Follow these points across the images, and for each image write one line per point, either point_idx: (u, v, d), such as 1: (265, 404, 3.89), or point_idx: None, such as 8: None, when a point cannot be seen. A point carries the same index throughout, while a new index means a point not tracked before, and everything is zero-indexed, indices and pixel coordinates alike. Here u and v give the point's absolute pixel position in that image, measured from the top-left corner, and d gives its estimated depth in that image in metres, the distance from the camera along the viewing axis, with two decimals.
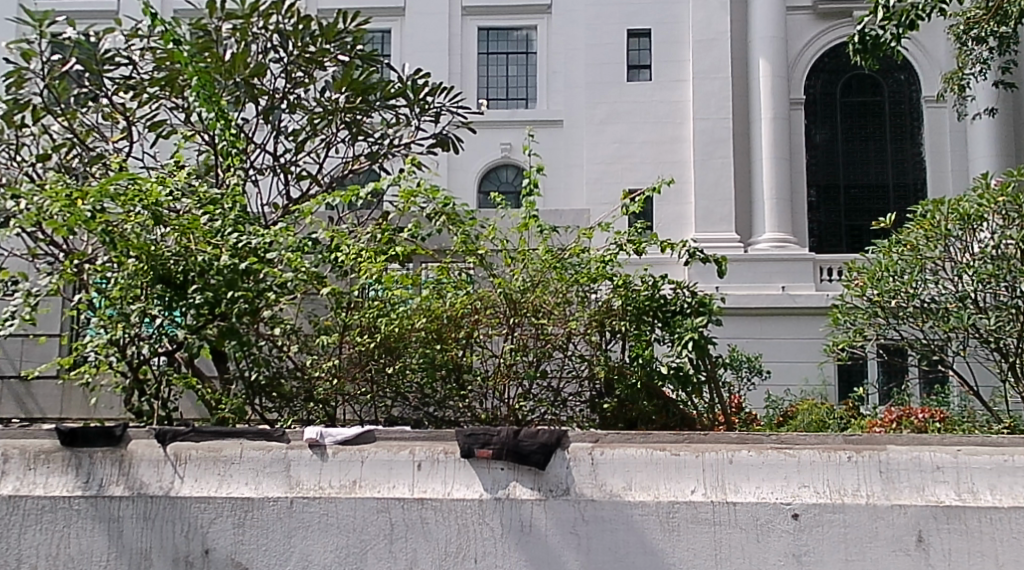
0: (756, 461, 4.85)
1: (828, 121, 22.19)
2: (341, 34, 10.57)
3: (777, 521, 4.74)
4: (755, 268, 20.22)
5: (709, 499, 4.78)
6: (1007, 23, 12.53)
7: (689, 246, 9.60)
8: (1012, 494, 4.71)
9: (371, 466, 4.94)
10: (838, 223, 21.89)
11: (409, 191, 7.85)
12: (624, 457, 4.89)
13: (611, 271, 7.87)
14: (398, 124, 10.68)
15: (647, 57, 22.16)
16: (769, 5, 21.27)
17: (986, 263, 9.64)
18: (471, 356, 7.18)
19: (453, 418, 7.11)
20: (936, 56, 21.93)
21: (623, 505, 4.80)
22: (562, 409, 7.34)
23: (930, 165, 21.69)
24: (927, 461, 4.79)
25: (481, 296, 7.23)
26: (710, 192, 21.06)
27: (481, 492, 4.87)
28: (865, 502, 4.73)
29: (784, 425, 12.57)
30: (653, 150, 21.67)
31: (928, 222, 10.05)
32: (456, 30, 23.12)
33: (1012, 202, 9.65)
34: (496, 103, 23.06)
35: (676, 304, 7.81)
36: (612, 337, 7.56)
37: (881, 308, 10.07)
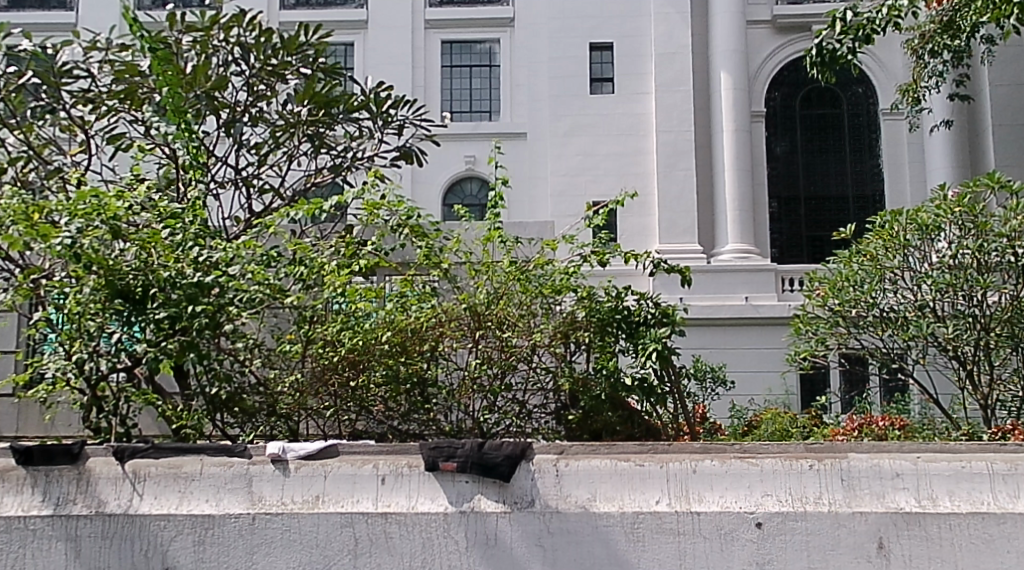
0: (719, 470, 4.97)
1: (788, 133, 22.42)
2: (303, 46, 10.51)
3: (740, 530, 4.86)
4: (718, 279, 20.39)
5: (673, 509, 4.90)
6: (961, 36, 12.70)
7: (653, 256, 9.57)
8: (969, 500, 4.84)
9: (334, 481, 5.04)
10: (800, 234, 22.10)
11: (372, 202, 7.86)
12: (589, 469, 5.00)
13: (576, 283, 7.85)
14: (361, 137, 10.64)
15: (610, 70, 22.23)
16: (728, 20, 21.53)
17: (943, 272, 9.94)
18: (434, 368, 7.17)
19: (418, 431, 7.16)
20: (893, 69, 22.19)
21: (589, 517, 4.91)
22: (528, 421, 7.38)
23: (889, 176, 21.94)
24: (887, 469, 4.92)
25: (445, 309, 7.21)
26: (673, 204, 21.20)
27: (446, 505, 4.96)
28: (828, 510, 4.85)
29: (748, 434, 12.67)
30: (617, 162, 21.74)
31: (887, 233, 10.24)
32: (419, 43, 23.00)
33: (968, 213, 9.94)
34: (460, 116, 22.90)
35: (640, 315, 7.86)
36: (576, 349, 7.60)
37: (842, 317, 10.24)
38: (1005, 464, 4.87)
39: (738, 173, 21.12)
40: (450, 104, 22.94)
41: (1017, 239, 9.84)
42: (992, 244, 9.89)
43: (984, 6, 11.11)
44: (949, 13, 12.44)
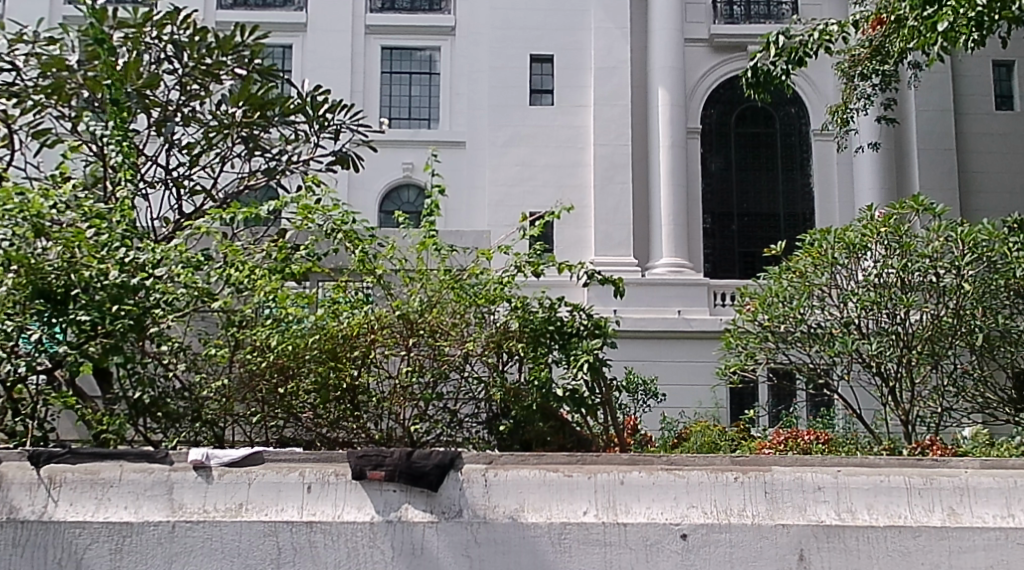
0: (647, 482, 4.78)
1: (722, 151, 22.72)
2: (240, 47, 10.42)
3: (666, 542, 4.66)
4: (651, 292, 20.58)
5: (600, 520, 4.68)
6: (890, 62, 13.08)
7: (587, 268, 9.63)
8: (887, 513, 4.69)
9: (258, 489, 4.72)
10: (732, 249, 22.35)
11: (307, 206, 7.83)
12: (517, 479, 4.77)
13: (510, 293, 7.91)
14: (296, 141, 10.54)
15: (549, 82, 22.27)
16: (666, 37, 21.93)
17: (868, 290, 10.32)
18: (367, 376, 7.12)
19: (346, 439, 7.15)
20: (824, 91, 22.63)
21: (517, 527, 4.66)
22: (458, 430, 7.40)
23: (819, 197, 22.33)
24: (809, 482, 4.77)
25: (377, 316, 7.23)
26: (610, 217, 21.35)
27: (372, 514, 4.67)
28: (751, 522, 4.68)
29: (678, 446, 12.85)
30: (554, 173, 21.76)
31: (815, 250, 10.59)
32: (359, 48, 22.70)
33: (894, 234, 10.43)
34: (399, 123, 22.66)
35: (573, 326, 7.95)
36: (509, 359, 7.61)
37: (771, 331, 10.50)
38: (921, 478, 4.75)
39: (673, 187, 21.40)
40: (389, 110, 22.70)
41: (938, 260, 10.34)
42: (915, 264, 10.37)
43: (911, 34, 11.46)
44: (880, 38, 12.77)
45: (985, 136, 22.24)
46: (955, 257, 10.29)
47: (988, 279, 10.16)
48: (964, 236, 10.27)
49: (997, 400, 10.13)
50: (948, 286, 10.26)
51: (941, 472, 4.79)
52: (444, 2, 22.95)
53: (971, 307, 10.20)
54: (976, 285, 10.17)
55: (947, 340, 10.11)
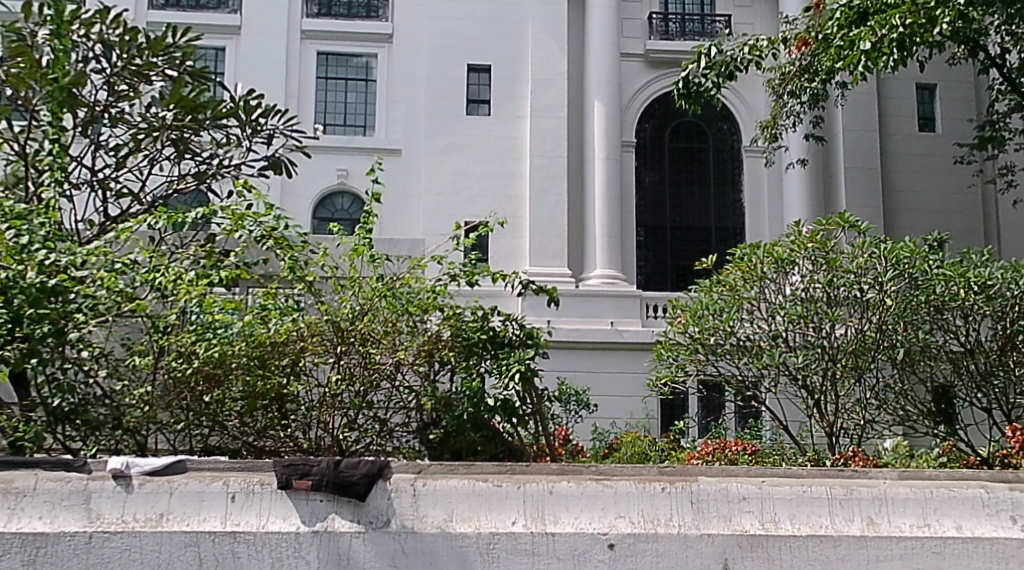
0: (575, 493, 4.63)
1: (657, 165, 22.97)
2: (171, 48, 10.17)
3: (593, 551, 4.52)
4: (585, 303, 20.71)
5: (529, 529, 4.52)
6: (817, 81, 13.35)
7: (522, 279, 9.64)
8: (810, 523, 4.61)
9: (180, 498, 4.45)
10: (664, 262, 22.56)
11: (238, 212, 7.75)
12: (445, 489, 4.58)
13: (443, 303, 7.92)
14: (228, 144, 10.27)
15: (486, 92, 22.31)
16: (602, 51, 22.09)
17: (795, 305, 10.60)
18: (295, 384, 7.07)
19: (274, 447, 7.10)
20: (755, 107, 22.99)
21: (445, 538, 4.48)
22: (389, 439, 7.40)
23: (749, 212, 22.62)
24: (734, 492, 4.67)
25: (307, 323, 7.18)
26: (545, 228, 21.43)
27: (298, 524, 4.44)
28: (677, 532, 4.56)
29: (608, 456, 13.01)
30: (489, 184, 21.83)
31: (745, 264, 10.79)
32: (294, 52, 22.30)
33: (820, 249, 10.67)
34: (334, 129, 22.31)
35: (506, 336, 8.00)
36: (441, 368, 7.68)
37: (700, 344, 10.70)
38: (842, 488, 4.69)
39: (608, 200, 21.55)
40: (324, 116, 22.30)
41: (862, 276, 10.60)
42: (841, 279, 10.58)
43: (837, 54, 11.73)
44: (808, 58, 13.03)
45: (909, 156, 22.77)
46: (878, 273, 10.54)
47: (908, 295, 10.42)
48: (888, 253, 10.46)
49: (917, 413, 10.41)
50: (871, 301, 10.55)
51: (861, 482, 4.73)
52: (383, 9, 22.76)
53: (893, 322, 10.46)
54: (898, 300, 10.44)
55: (869, 353, 10.34)
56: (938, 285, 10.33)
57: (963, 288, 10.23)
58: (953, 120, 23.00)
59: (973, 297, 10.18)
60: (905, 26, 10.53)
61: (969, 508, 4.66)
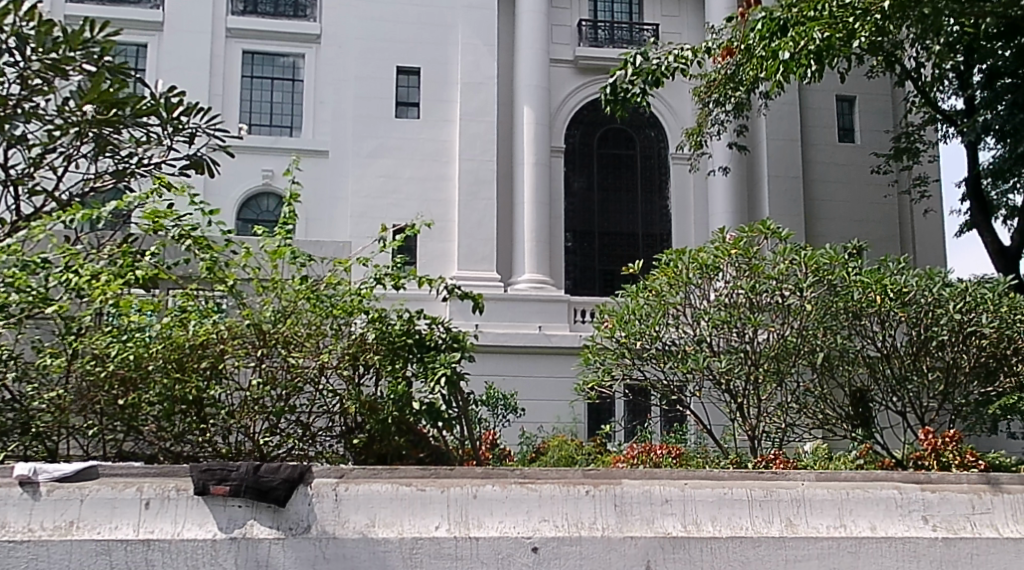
0: (499, 496, 4.72)
1: (585, 171, 23.04)
2: (88, 43, 9.76)
3: (517, 555, 4.60)
4: (513, 307, 20.77)
5: (452, 535, 4.59)
6: (742, 90, 13.59)
7: (448, 283, 9.57)
8: (730, 525, 4.78)
9: (91, 505, 4.46)
10: (592, 267, 22.63)
11: (156, 211, 7.74)
12: (368, 493, 4.63)
13: (369, 306, 7.86)
14: (148, 142, 9.79)
15: (415, 95, 22.22)
16: (531, 57, 22.14)
17: (720, 309, 10.74)
18: (215, 388, 6.98)
19: (190, 453, 6.96)
20: (681, 115, 23.31)
21: (366, 543, 4.53)
22: (310, 444, 7.31)
23: (675, 218, 22.88)
24: (657, 495, 4.81)
25: (228, 326, 7.15)
26: (474, 232, 21.43)
27: (215, 531, 4.47)
28: (601, 534, 4.67)
29: (535, 460, 13.07)
30: (418, 187, 21.70)
31: (671, 270, 11.03)
32: (218, 51, 21.95)
33: (743, 256, 10.87)
34: (259, 129, 22.02)
35: (431, 339, 7.87)
36: (366, 371, 7.56)
37: (627, 348, 10.72)
38: (762, 490, 4.86)
39: (537, 204, 21.59)
40: (249, 116, 22.01)
41: (784, 282, 10.77)
42: (763, 285, 10.78)
43: (759, 64, 11.91)
44: (733, 68, 13.24)
45: (831, 165, 23.19)
46: (798, 279, 10.71)
47: (828, 301, 10.62)
48: (808, 259, 10.67)
49: (836, 416, 10.68)
50: (792, 306, 10.70)
51: (780, 484, 4.92)
52: (310, 8, 22.56)
53: (813, 328, 10.66)
54: (818, 306, 10.63)
55: (790, 358, 10.62)
56: (857, 292, 10.53)
57: (880, 294, 10.47)
58: (871, 131, 23.52)
59: (889, 303, 10.43)
60: (823, 39, 10.76)
61: (882, 509, 4.87)
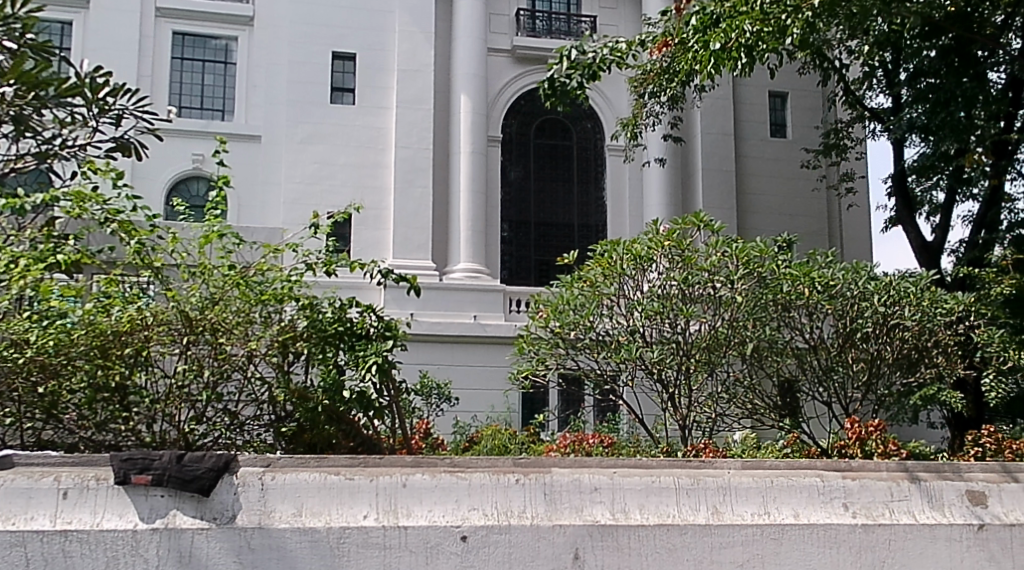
0: (429, 484, 4.69)
1: (522, 160, 23.01)
2: (9, 18, 9.17)
3: (446, 544, 4.58)
4: (448, 296, 20.74)
5: (380, 524, 4.55)
6: (677, 82, 13.65)
7: (382, 268, 9.49)
8: (658, 512, 4.81)
9: (6, 495, 4.35)
10: (527, 257, 22.64)
11: (81, 192, 7.49)
12: (295, 482, 4.58)
13: (299, 294, 7.78)
14: (73, 123, 9.40)
15: (351, 80, 22.02)
16: (469, 46, 22.09)
17: (653, 300, 10.73)
18: (139, 375, 6.91)
19: (112, 441, 6.93)
20: (618, 106, 23.44)
21: (294, 532, 4.48)
22: (239, 432, 7.27)
23: (611, 210, 22.99)
24: (586, 483, 4.82)
25: (153, 312, 7.01)
26: (409, 220, 21.33)
27: (135, 521, 4.39)
28: (529, 523, 4.67)
29: (469, 449, 13.08)
30: (353, 173, 21.51)
31: (606, 261, 10.87)
32: (147, 31, 21.51)
33: (676, 248, 10.77)
34: (189, 112, 21.69)
35: (363, 327, 7.70)
36: (295, 360, 7.51)
37: (561, 338, 10.87)
38: (689, 478, 4.90)
39: (473, 194, 21.58)
40: (178, 99, 21.68)
41: (715, 274, 10.83)
42: (695, 277, 10.77)
43: (693, 58, 12.01)
44: (667, 60, 13.33)
45: (763, 160, 23.48)
46: (729, 272, 10.81)
47: (758, 293, 10.74)
48: (740, 252, 10.74)
49: (764, 406, 10.90)
50: (723, 298, 10.81)
51: (706, 472, 4.97)
52: None
53: (743, 319, 10.72)
54: (748, 298, 10.73)
55: (722, 349, 10.62)
56: (785, 285, 10.68)
57: (807, 287, 10.64)
58: (802, 126, 23.86)
59: (816, 296, 10.62)
60: (753, 32, 10.91)
61: (806, 496, 4.94)
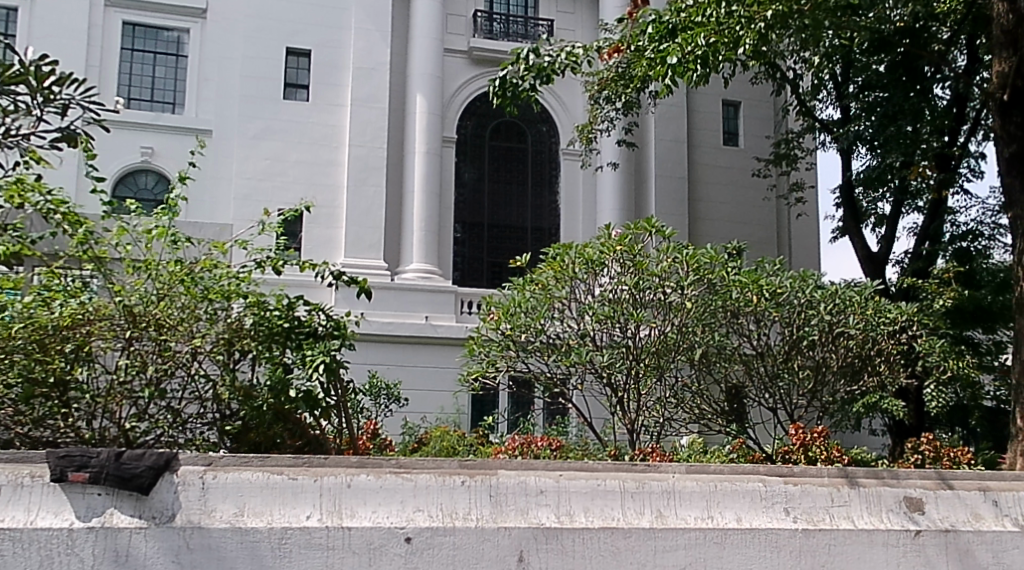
0: (374, 486, 4.64)
1: (476, 162, 22.96)
2: None
3: (389, 545, 4.53)
4: (400, 297, 20.65)
5: (324, 524, 4.50)
6: (632, 88, 13.68)
7: (332, 268, 9.39)
8: (603, 515, 4.79)
9: None
10: (480, 259, 22.60)
11: (24, 182, 7.30)
12: (237, 482, 4.51)
13: (246, 291, 7.70)
14: (17, 113, 9.14)
15: (305, 77, 21.86)
16: (426, 46, 22.05)
17: (603, 305, 10.79)
18: (80, 370, 6.85)
19: (49, 438, 6.78)
20: (573, 111, 23.52)
21: (234, 533, 4.41)
22: (181, 431, 7.11)
23: (565, 213, 23.05)
24: (532, 486, 4.80)
25: (95, 307, 7.04)
26: (361, 219, 21.23)
27: (71, 520, 4.30)
28: (475, 525, 4.64)
29: (417, 450, 13.01)
30: (306, 171, 21.36)
31: (557, 264, 10.96)
32: (96, 20, 21.17)
33: (628, 253, 10.91)
34: (138, 104, 21.35)
35: (310, 326, 7.46)
36: (241, 357, 7.42)
37: (512, 341, 10.70)
38: (634, 482, 4.90)
39: (426, 194, 21.48)
40: (127, 90, 21.35)
41: (666, 279, 10.89)
42: (646, 282, 10.86)
43: (649, 66, 12.04)
44: (623, 67, 13.36)
45: (715, 168, 23.66)
46: (680, 277, 10.87)
47: (708, 300, 10.79)
48: (689, 258, 10.83)
49: (711, 412, 10.90)
50: (673, 303, 10.85)
51: (652, 476, 4.96)
52: None
53: (692, 325, 10.82)
54: (697, 304, 10.79)
55: (671, 354, 10.74)
56: (734, 291, 10.75)
57: (756, 294, 10.70)
58: (754, 135, 24.08)
59: (764, 303, 10.68)
60: (709, 44, 10.98)
61: (748, 502, 4.96)
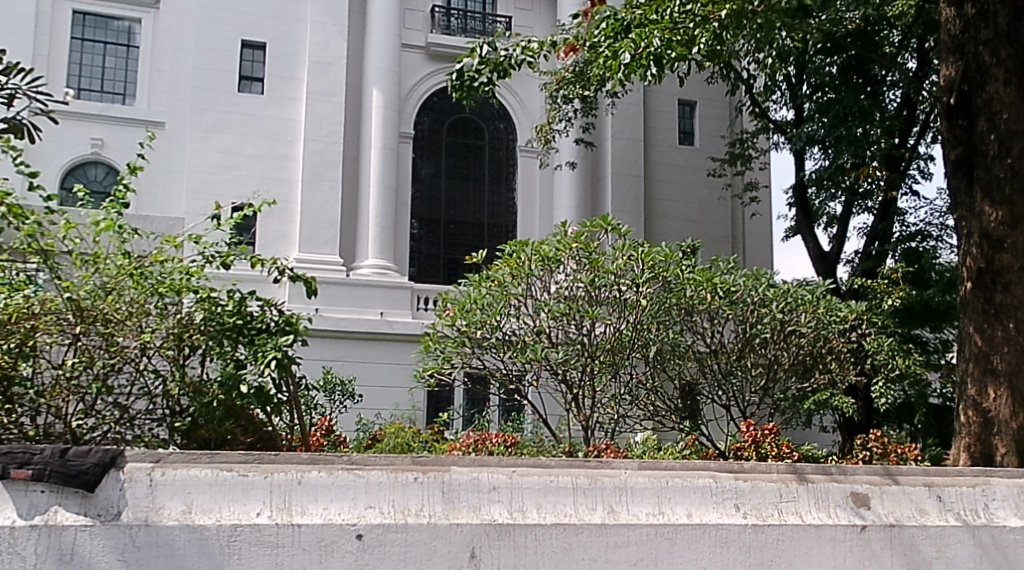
0: (325, 482, 4.60)
1: (433, 157, 22.87)
2: None
3: (340, 542, 4.48)
4: (355, 292, 20.56)
5: (274, 521, 4.45)
6: (589, 88, 13.72)
7: (281, 262, 9.29)
8: (555, 511, 4.79)
9: None
10: (437, 255, 22.51)
11: None
12: (185, 479, 4.46)
13: (197, 286, 7.64)
14: None
15: (260, 70, 21.68)
16: (383, 40, 21.95)
17: (559, 302, 10.68)
18: (24, 365, 6.59)
19: None
20: (530, 108, 23.55)
21: (183, 530, 4.35)
22: (129, 427, 7.04)
23: (522, 209, 23.09)
24: (485, 482, 4.78)
25: (40, 302, 6.78)
26: (317, 214, 21.12)
27: (13, 517, 4.22)
28: (427, 521, 4.61)
29: (371, 446, 12.94)
30: (260, 165, 21.17)
31: (513, 261, 10.73)
32: (45, 8, 20.75)
33: (583, 250, 10.73)
34: (88, 94, 21.00)
35: (262, 322, 7.58)
36: (192, 353, 7.37)
37: (468, 337, 10.52)
38: (586, 478, 4.89)
39: (382, 190, 21.38)
40: (77, 80, 21.00)
41: (621, 277, 10.82)
42: (602, 280, 10.71)
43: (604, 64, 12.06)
44: (581, 65, 13.37)
45: (671, 166, 23.77)
46: (635, 275, 10.84)
47: (662, 297, 10.88)
48: (645, 255, 10.77)
49: (664, 408, 11.16)
50: (629, 300, 10.83)
51: (604, 473, 4.94)
52: None
53: (647, 322, 10.88)
54: (652, 302, 10.83)
55: (625, 351, 10.82)
56: (689, 288, 10.92)
57: (710, 292, 10.94)
58: (709, 134, 24.24)
59: (718, 301, 10.96)
60: (662, 43, 11.05)
61: (698, 497, 4.97)
